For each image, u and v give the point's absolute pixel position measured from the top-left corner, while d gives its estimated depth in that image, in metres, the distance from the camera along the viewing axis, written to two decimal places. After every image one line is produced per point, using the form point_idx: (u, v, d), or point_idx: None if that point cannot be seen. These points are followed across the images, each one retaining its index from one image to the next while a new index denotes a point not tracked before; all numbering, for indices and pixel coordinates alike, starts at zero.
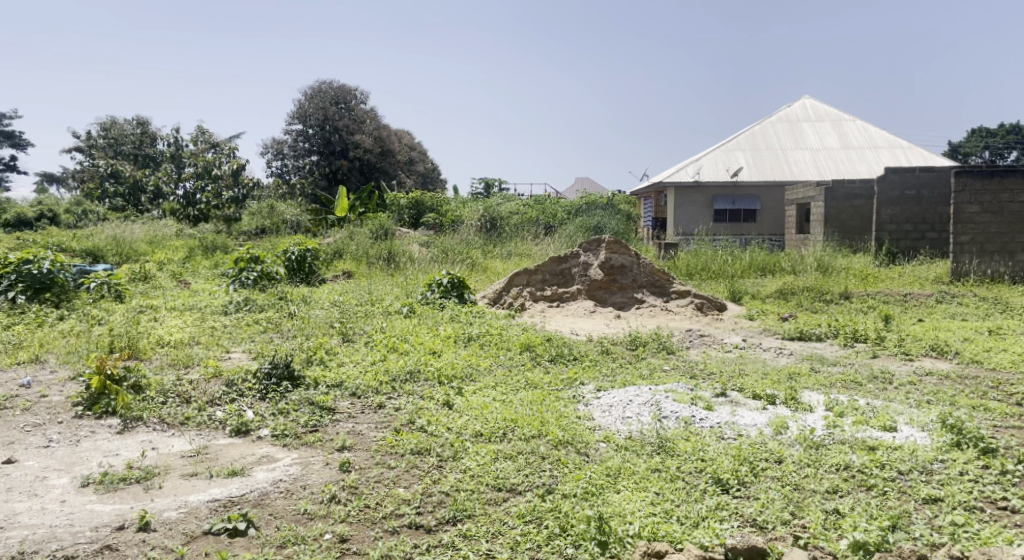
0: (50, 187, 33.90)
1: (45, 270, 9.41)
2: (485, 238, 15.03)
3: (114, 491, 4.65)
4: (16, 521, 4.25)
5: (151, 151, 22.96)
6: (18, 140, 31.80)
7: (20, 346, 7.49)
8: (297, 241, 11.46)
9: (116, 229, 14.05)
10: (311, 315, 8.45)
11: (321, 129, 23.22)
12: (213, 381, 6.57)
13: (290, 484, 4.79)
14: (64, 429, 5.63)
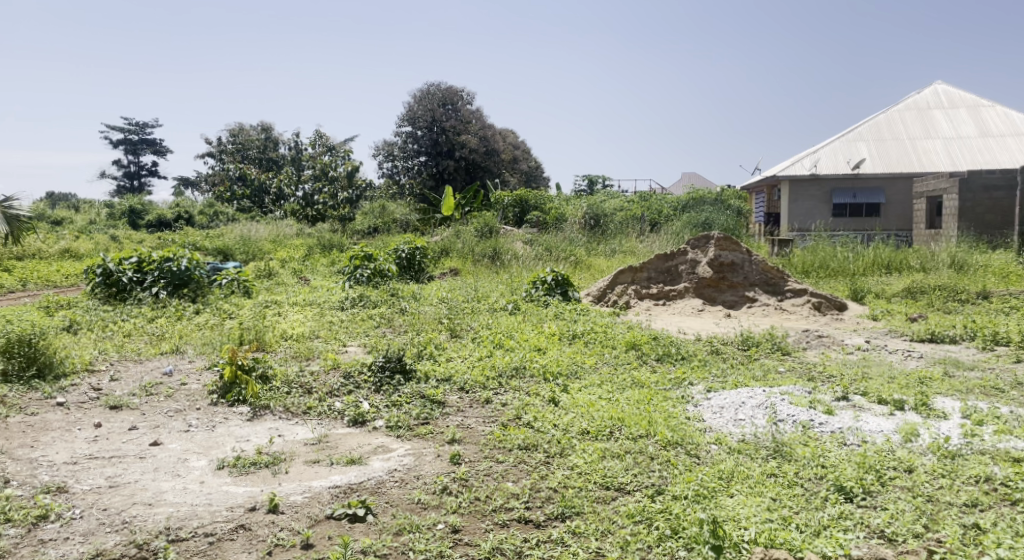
0: (185, 192, 36.17)
1: (184, 267, 10.08)
2: (589, 235, 15.02)
3: (246, 474, 4.95)
4: (162, 499, 4.58)
5: (274, 155, 24.12)
6: (160, 148, 34.12)
7: (163, 337, 8.07)
8: (406, 239, 11.76)
9: (242, 229, 14.83)
10: (421, 311, 8.69)
11: (430, 130, 23.74)
12: (332, 372, 6.88)
13: (405, 473, 4.97)
14: (202, 414, 6.03)
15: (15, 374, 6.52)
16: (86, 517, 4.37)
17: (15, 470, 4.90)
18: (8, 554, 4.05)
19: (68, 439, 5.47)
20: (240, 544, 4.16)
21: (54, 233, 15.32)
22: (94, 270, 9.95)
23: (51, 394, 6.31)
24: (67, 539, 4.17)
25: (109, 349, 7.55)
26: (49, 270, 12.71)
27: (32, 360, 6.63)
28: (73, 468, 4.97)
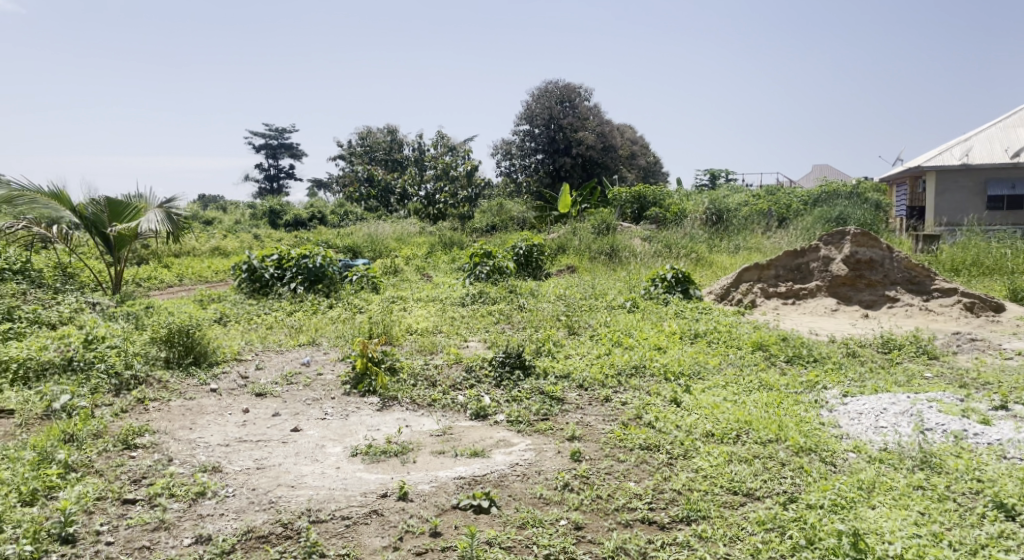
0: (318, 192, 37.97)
1: (319, 264, 10.59)
2: (711, 231, 14.67)
3: (377, 462, 5.17)
4: (303, 481, 4.85)
5: (399, 156, 24.92)
6: (297, 151, 35.94)
7: (300, 329, 8.52)
8: (524, 236, 11.82)
9: (369, 228, 15.40)
10: (539, 308, 8.74)
11: (547, 128, 23.84)
12: (454, 366, 7.05)
13: (527, 468, 5.03)
14: (337, 403, 6.34)
15: (175, 361, 7.09)
16: (238, 495, 4.68)
17: (176, 449, 5.30)
18: (172, 526, 4.40)
19: (221, 423, 5.87)
20: (373, 528, 4.36)
21: (203, 232, 16.45)
22: (241, 266, 10.75)
23: (206, 381, 6.80)
24: (222, 515, 4.48)
25: (254, 340, 8.06)
26: (200, 265, 13.65)
27: (190, 348, 7.18)
28: (225, 450, 5.33)
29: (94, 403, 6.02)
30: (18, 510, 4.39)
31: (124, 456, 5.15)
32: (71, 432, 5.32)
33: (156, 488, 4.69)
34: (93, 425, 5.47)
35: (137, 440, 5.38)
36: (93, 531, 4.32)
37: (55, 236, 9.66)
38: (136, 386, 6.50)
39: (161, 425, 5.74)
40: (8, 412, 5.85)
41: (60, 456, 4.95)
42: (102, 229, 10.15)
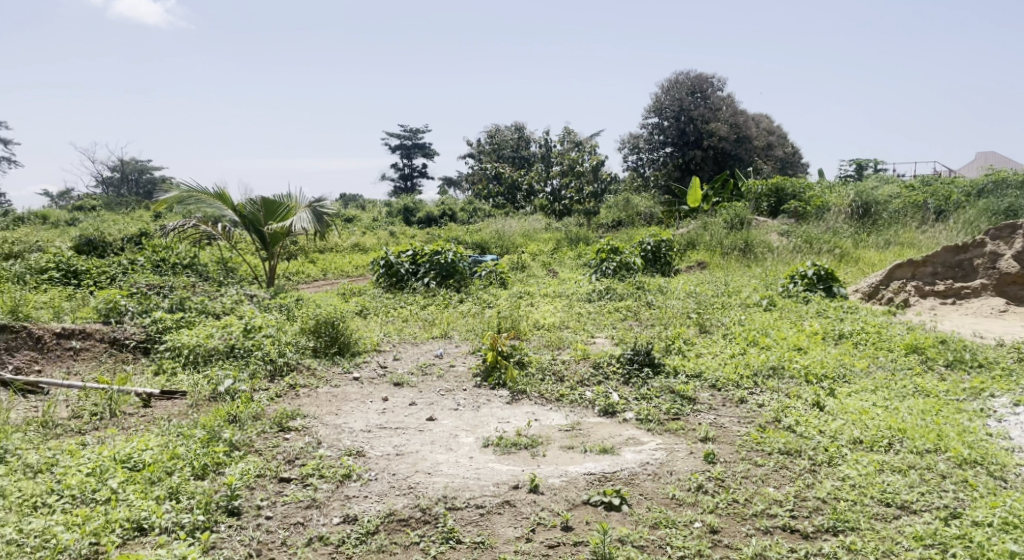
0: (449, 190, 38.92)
1: (450, 259, 10.84)
2: (856, 226, 13.89)
3: (509, 453, 5.41)
4: (439, 469, 5.17)
5: (526, 153, 25.15)
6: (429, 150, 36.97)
7: (433, 322, 8.82)
8: (653, 232, 11.61)
9: (497, 224, 15.60)
10: (667, 306, 8.54)
11: (677, 121, 23.34)
12: (582, 362, 7.03)
13: (658, 467, 4.98)
14: (468, 395, 6.57)
15: (322, 350, 7.56)
16: (380, 479, 5.03)
17: (325, 433, 5.71)
18: (322, 505, 4.76)
19: (363, 410, 6.25)
20: (506, 518, 4.60)
21: (344, 229, 17.24)
22: (379, 261, 11.16)
23: (349, 369, 7.21)
24: (366, 497, 4.83)
25: (391, 332, 8.43)
26: (342, 260, 14.32)
27: (334, 339, 7.61)
28: (368, 436, 5.71)
29: (253, 388, 6.52)
30: (191, 483, 4.82)
31: (280, 438, 5.59)
32: (233, 413, 5.82)
33: (308, 469, 5.09)
34: (252, 408, 5.95)
35: (290, 423, 5.82)
36: (255, 505, 4.72)
37: (218, 232, 10.88)
38: (288, 373, 6.99)
39: (311, 410, 6.17)
40: (182, 392, 6.40)
41: (225, 435, 5.41)
42: (259, 226, 10.79)
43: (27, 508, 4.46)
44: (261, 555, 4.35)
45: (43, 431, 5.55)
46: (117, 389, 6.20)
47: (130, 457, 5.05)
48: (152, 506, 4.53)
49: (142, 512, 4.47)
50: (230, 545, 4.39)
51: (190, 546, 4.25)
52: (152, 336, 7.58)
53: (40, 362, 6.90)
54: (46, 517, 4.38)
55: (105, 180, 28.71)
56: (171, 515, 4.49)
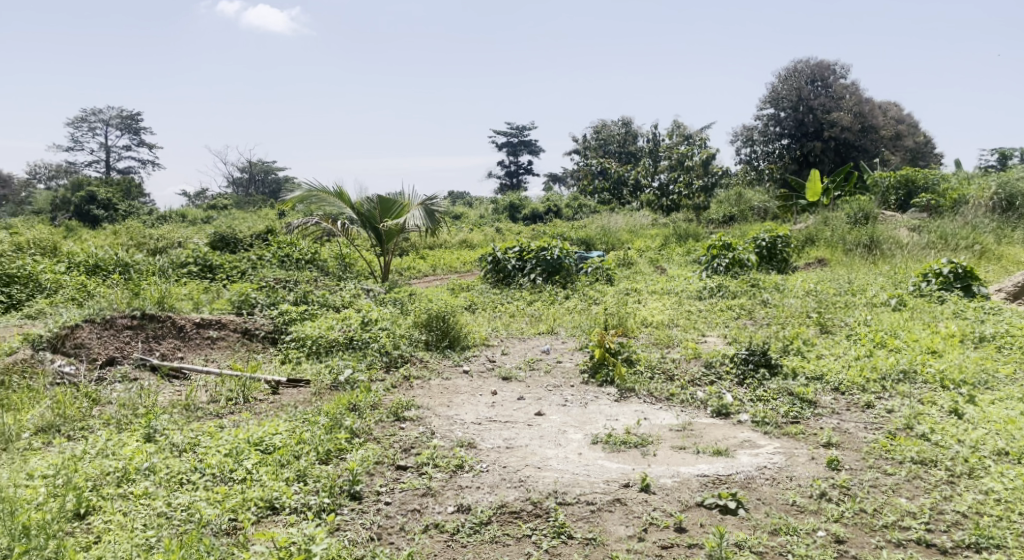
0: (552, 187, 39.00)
1: (557, 256, 10.86)
2: (996, 220, 12.95)
3: (618, 452, 5.34)
4: (549, 464, 5.16)
5: (633, 148, 24.88)
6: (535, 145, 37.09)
7: (540, 318, 8.86)
8: (769, 227, 11.22)
9: (603, 220, 15.50)
10: (785, 304, 8.23)
11: (794, 111, 22.45)
12: (694, 361, 6.86)
13: (776, 472, 4.80)
14: (576, 391, 6.54)
15: (433, 344, 7.71)
16: (491, 471, 5.08)
17: (437, 424, 5.80)
18: (437, 493, 4.84)
19: (473, 402, 6.32)
20: (618, 516, 4.54)
21: (452, 225, 17.53)
22: (486, 258, 11.41)
23: (459, 362, 7.33)
24: (478, 488, 4.87)
25: (499, 327, 8.52)
26: (451, 257, 14.56)
27: (445, 333, 7.77)
28: (478, 428, 5.78)
29: (370, 378, 6.73)
30: (317, 467, 5.02)
31: (396, 426, 5.73)
32: (353, 402, 6.01)
33: (423, 458, 5.19)
34: (371, 397, 6.13)
35: (405, 413, 5.95)
36: (375, 491, 4.85)
37: (341, 231, 11.01)
38: (403, 364, 7.16)
39: (424, 401, 6.29)
40: (306, 381, 6.70)
41: (347, 422, 5.60)
42: (375, 223, 11.23)
43: (173, 485, 4.72)
44: (381, 538, 4.45)
45: (185, 413, 5.89)
46: (250, 377, 6.55)
47: (263, 440, 5.30)
48: (283, 487, 4.74)
49: (274, 492, 4.68)
50: (353, 527, 4.52)
51: (318, 525, 4.40)
52: (279, 328, 7.95)
53: (182, 349, 7.31)
54: (190, 493, 4.63)
55: (234, 180, 30.31)
56: (300, 497, 4.69)
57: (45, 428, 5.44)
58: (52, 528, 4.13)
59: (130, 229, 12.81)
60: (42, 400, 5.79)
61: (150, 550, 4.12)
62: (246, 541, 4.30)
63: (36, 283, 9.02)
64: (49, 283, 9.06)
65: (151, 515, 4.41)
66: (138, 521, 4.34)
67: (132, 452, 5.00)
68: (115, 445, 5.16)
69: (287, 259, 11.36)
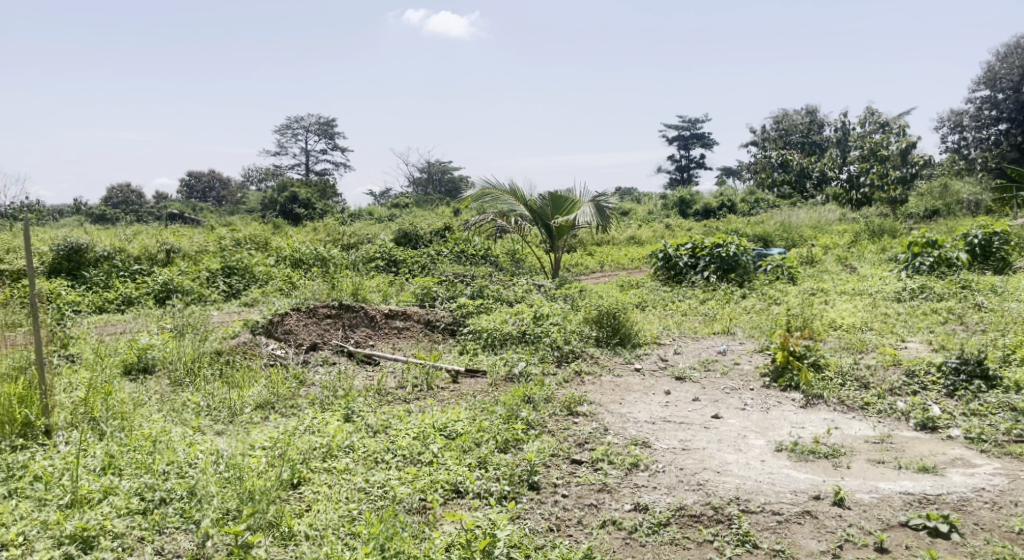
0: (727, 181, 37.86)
1: (732, 253, 10.47)
2: None
3: (806, 461, 5.02)
4: (729, 469, 4.94)
5: (818, 138, 23.56)
6: (709, 139, 36.04)
7: (715, 318, 8.55)
8: (981, 222, 10.18)
9: (784, 215, 14.78)
10: (1005, 309, 7.41)
11: (1015, 93, 20.37)
12: (892, 369, 6.33)
13: (997, 496, 4.40)
14: (756, 395, 6.23)
15: (603, 340, 7.67)
16: (668, 472, 4.94)
17: (610, 421, 5.72)
18: (613, 490, 4.77)
19: (646, 401, 6.18)
20: (808, 529, 4.27)
21: (622, 222, 17.37)
22: (657, 254, 11.36)
23: (630, 360, 7.20)
24: (655, 488, 4.75)
25: (672, 326, 8.32)
26: (619, 253, 14.43)
27: (616, 330, 7.70)
28: (653, 427, 5.63)
29: (543, 371, 6.77)
30: (497, 455, 5.09)
31: (569, 421, 5.70)
32: (528, 394, 6.06)
33: (598, 453, 5.13)
34: (545, 390, 6.15)
35: (578, 408, 5.91)
36: (551, 483, 4.84)
37: (512, 226, 11.37)
38: (574, 360, 7.13)
39: (596, 397, 6.23)
40: (483, 371, 6.87)
41: (523, 413, 5.64)
42: (546, 220, 11.34)
43: (369, 463, 4.96)
44: (560, 530, 4.43)
45: (378, 397, 6.19)
46: (433, 366, 6.79)
47: (446, 426, 5.46)
48: (466, 472, 4.84)
49: (457, 476, 4.80)
50: (532, 517, 4.53)
51: (500, 512, 4.44)
52: (457, 320, 8.19)
53: (373, 337, 7.71)
54: (385, 472, 4.85)
55: (413, 179, 31.82)
56: (482, 482, 4.77)
57: (263, 404, 5.90)
58: (272, 494, 4.39)
59: (325, 225, 13.70)
60: (259, 379, 6.29)
61: (353, 522, 4.35)
62: (436, 521, 4.43)
63: (250, 275, 9.86)
64: (261, 276, 9.90)
65: (353, 489, 4.65)
66: (342, 494, 4.59)
67: (335, 430, 5.31)
68: (320, 423, 5.50)
69: (461, 255, 11.79)
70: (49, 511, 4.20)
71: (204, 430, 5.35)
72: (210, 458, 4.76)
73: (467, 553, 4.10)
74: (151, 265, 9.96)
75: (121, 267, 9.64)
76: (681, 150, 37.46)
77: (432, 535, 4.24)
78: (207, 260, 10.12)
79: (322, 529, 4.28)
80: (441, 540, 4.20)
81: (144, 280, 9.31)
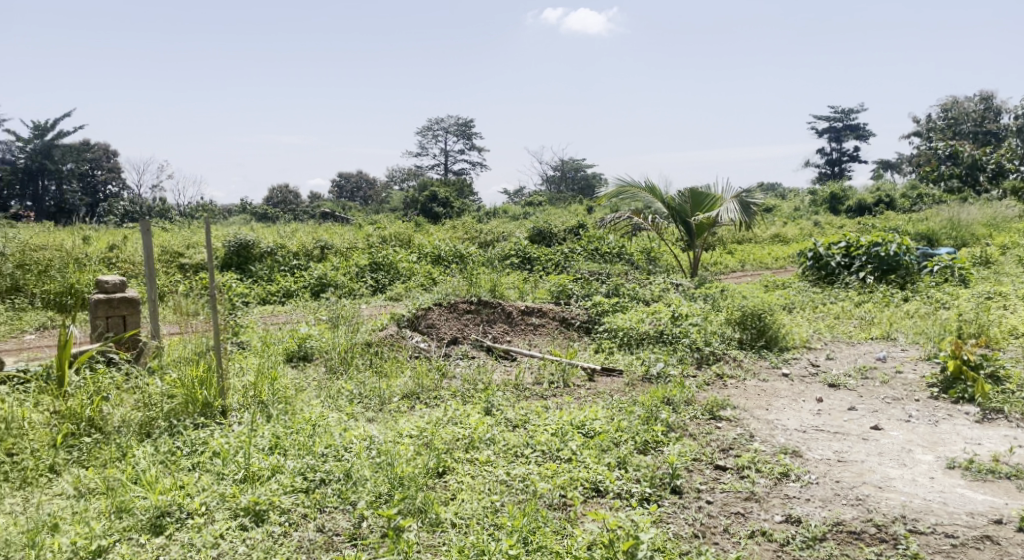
0: (885, 175, 35.58)
1: (893, 253, 9.78)
2: None
3: (983, 481, 4.58)
4: (892, 485, 4.60)
5: (994, 127, 21.69)
6: (866, 131, 34.01)
7: (873, 322, 7.99)
8: None
9: (953, 212, 13.66)
10: None
11: None
12: None
13: None
14: (923, 407, 5.75)
15: (748, 343, 7.34)
16: (822, 484, 4.65)
17: (757, 427, 5.44)
18: (761, 500, 4.53)
19: (796, 409, 5.83)
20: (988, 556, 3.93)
21: (767, 219, 16.66)
22: (806, 253, 10.82)
23: (778, 364, 6.84)
24: (808, 501, 4.48)
25: (823, 330, 7.85)
26: (763, 252, 13.84)
27: (762, 332, 7.35)
28: (804, 436, 5.31)
29: (683, 373, 6.53)
30: (636, 456, 4.94)
31: (712, 425, 5.46)
32: (668, 395, 5.85)
33: (744, 460, 4.89)
34: (685, 392, 5.93)
35: (721, 412, 5.66)
36: (695, 488, 4.64)
37: (648, 226, 11.21)
38: (715, 362, 6.86)
39: (740, 402, 5.95)
40: (619, 371, 6.73)
41: (663, 415, 5.46)
42: (686, 218, 11.02)
43: (510, 456, 4.94)
44: (705, 537, 4.24)
45: (515, 392, 6.18)
46: (568, 362, 6.71)
47: (584, 424, 5.36)
48: (606, 471, 4.74)
49: (597, 475, 4.70)
50: (676, 521, 4.35)
51: (642, 513, 4.29)
52: (593, 318, 8.09)
53: (510, 333, 7.73)
54: (525, 466, 4.82)
55: (548, 178, 31.97)
56: (622, 483, 4.64)
57: (408, 394, 6.03)
58: (420, 480, 4.50)
59: (465, 222, 14.03)
60: (405, 370, 6.44)
61: (496, 513, 4.33)
62: (577, 518, 4.35)
63: (395, 270, 10.16)
64: (405, 271, 10.18)
65: (495, 481, 4.65)
66: (484, 485, 4.59)
67: (476, 422, 5.33)
68: (462, 414, 5.54)
69: (596, 252, 11.79)
70: (226, 484, 4.44)
71: (357, 417, 5.53)
72: (363, 443, 4.90)
73: (609, 553, 4.00)
74: (308, 260, 10.48)
75: (281, 262, 10.20)
76: (831, 142, 35.53)
77: (574, 533, 4.17)
78: (356, 256, 10.54)
79: (467, 518, 4.29)
80: (584, 537, 4.11)
81: (301, 274, 9.80)
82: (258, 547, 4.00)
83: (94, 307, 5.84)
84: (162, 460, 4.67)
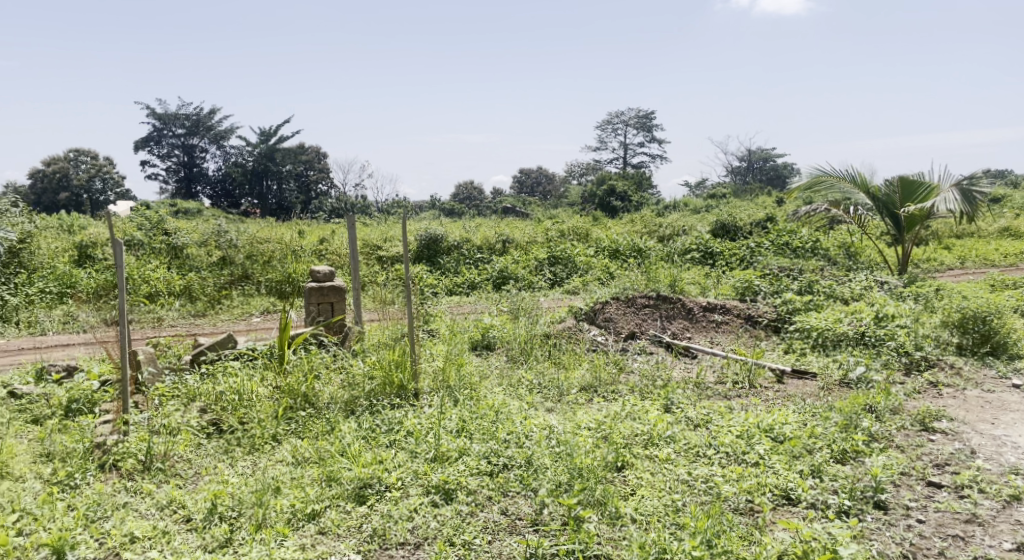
0: None
1: None
2: None
3: None
4: None
5: None
6: None
7: None
8: None
9: None
10: None
11: None
12: None
13: None
14: None
15: (969, 348, 6.49)
16: None
17: (980, 444, 4.76)
18: (987, 524, 3.98)
19: None
20: None
21: (991, 211, 14.87)
22: None
23: (1007, 374, 5.99)
24: None
25: None
26: (986, 248, 12.34)
27: (987, 337, 6.46)
28: None
29: (889, 378, 5.87)
30: (833, 465, 4.47)
31: (924, 437, 4.84)
32: (870, 402, 5.25)
33: (964, 478, 4.28)
34: (891, 399, 5.30)
35: (936, 424, 5.01)
36: (902, 504, 4.13)
37: (850, 216, 10.43)
38: (928, 369, 6.13)
39: (958, 413, 5.23)
40: (813, 373, 6.19)
41: (864, 423, 4.90)
42: (894, 210, 9.99)
43: (691, 455, 4.65)
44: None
45: (696, 391, 5.84)
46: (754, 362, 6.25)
47: (773, 428, 4.93)
48: (797, 478, 4.31)
49: (788, 482, 4.29)
50: (880, 538, 3.89)
51: (841, 527, 3.86)
52: (782, 317, 7.55)
53: (690, 330, 7.37)
54: (708, 467, 4.51)
55: (735, 169, 30.60)
56: (817, 492, 4.21)
57: (586, 387, 5.87)
58: (600, 472, 4.34)
59: (644, 216, 13.67)
60: (583, 362, 6.30)
61: (678, 513, 4.08)
62: (766, 526, 4.00)
63: (573, 264, 10.06)
64: (583, 265, 10.04)
65: (675, 480, 4.37)
66: (666, 483, 4.34)
67: (655, 419, 5.07)
68: (641, 410, 5.29)
69: (786, 247, 11.05)
70: (418, 462, 4.51)
71: (537, 406, 5.44)
72: (543, 432, 4.80)
73: None
74: (491, 254, 10.63)
75: (467, 255, 10.42)
76: None
77: (763, 540, 3.84)
78: (536, 249, 10.55)
79: (648, 514, 4.07)
80: (773, 546, 3.78)
81: (485, 267, 9.95)
82: (448, 523, 4.01)
83: (307, 294, 6.19)
84: (365, 436, 4.83)
